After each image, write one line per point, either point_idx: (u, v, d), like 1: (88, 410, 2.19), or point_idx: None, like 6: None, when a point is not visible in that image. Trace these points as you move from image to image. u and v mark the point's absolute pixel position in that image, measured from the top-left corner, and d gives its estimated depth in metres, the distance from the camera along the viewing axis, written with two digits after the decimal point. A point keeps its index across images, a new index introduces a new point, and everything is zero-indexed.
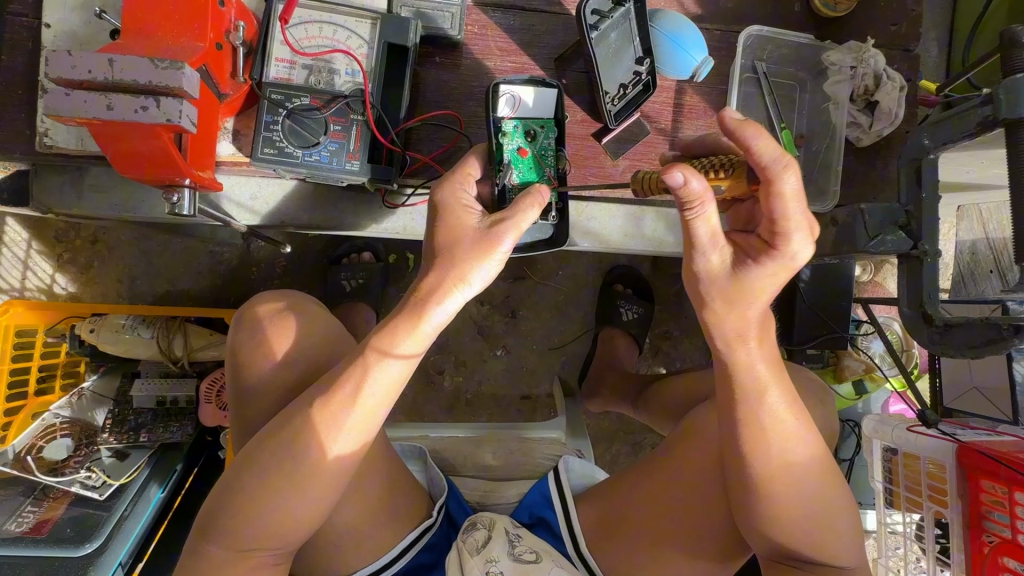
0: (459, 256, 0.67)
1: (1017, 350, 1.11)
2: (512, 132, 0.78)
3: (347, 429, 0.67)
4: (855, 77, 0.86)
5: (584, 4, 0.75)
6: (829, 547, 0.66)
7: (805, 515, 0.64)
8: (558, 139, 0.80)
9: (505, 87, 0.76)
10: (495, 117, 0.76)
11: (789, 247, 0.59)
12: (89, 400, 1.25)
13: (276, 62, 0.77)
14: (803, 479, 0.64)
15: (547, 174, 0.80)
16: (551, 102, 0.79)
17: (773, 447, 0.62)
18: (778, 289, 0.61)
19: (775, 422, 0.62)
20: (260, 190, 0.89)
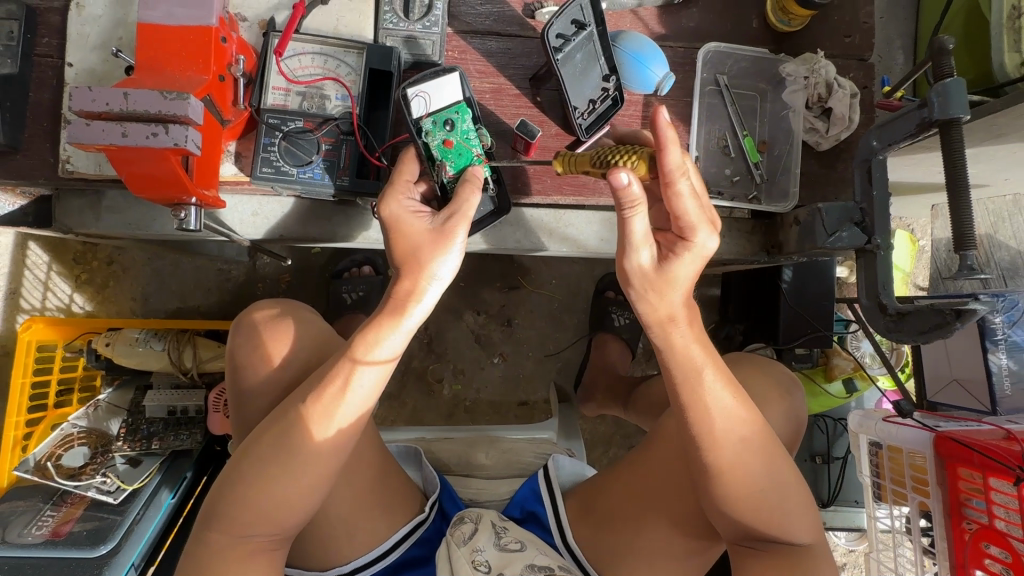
0: (428, 256, 0.74)
1: (991, 341, 1.14)
2: (433, 127, 0.85)
3: (339, 418, 0.73)
4: (809, 86, 0.93)
5: (548, 29, 0.82)
6: (777, 516, 0.73)
7: (755, 489, 0.72)
8: (473, 117, 0.87)
9: (412, 89, 0.84)
10: (413, 121, 0.84)
11: (694, 237, 0.70)
12: (104, 410, 1.32)
13: (273, 90, 0.85)
14: (751, 454, 0.71)
15: (475, 154, 0.87)
16: (457, 86, 0.86)
17: (722, 426, 0.70)
18: (695, 276, 0.72)
19: (720, 404, 0.70)
20: (261, 207, 0.97)
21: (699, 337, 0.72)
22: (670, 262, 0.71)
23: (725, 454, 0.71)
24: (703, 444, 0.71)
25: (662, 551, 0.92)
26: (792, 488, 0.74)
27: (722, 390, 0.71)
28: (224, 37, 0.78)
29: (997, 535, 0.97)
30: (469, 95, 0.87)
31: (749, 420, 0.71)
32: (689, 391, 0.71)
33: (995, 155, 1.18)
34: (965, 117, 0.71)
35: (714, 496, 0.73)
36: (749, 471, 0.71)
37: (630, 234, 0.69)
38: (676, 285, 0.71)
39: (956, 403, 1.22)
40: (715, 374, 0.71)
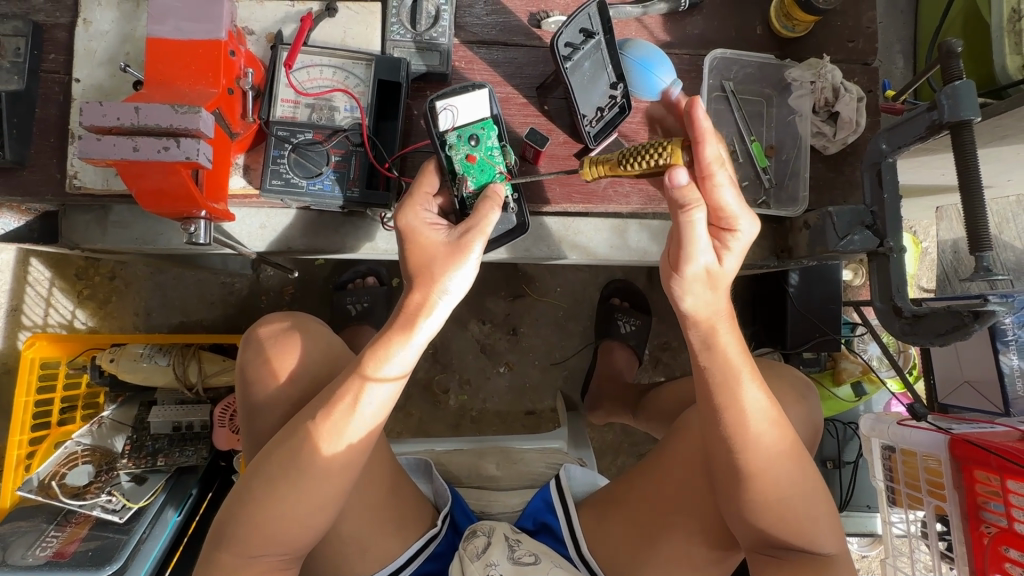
0: (441, 270, 0.74)
1: (1002, 342, 1.13)
2: (457, 142, 0.85)
3: (349, 435, 0.72)
4: (815, 90, 0.93)
5: (557, 39, 0.83)
6: (798, 528, 0.72)
7: (781, 498, 0.71)
8: (499, 134, 0.87)
9: (441, 102, 0.84)
10: (437, 132, 0.84)
11: (736, 225, 0.69)
12: (108, 427, 1.30)
13: (282, 103, 0.85)
14: (772, 462, 0.70)
15: (498, 170, 0.86)
16: (484, 103, 0.85)
17: (751, 433, 0.70)
18: (739, 260, 0.71)
19: (752, 410, 0.70)
20: (269, 219, 0.97)
21: (733, 340, 0.72)
22: (721, 256, 0.71)
23: (745, 461, 0.70)
24: (724, 452, 0.71)
25: (677, 562, 0.90)
26: (814, 496, 0.73)
27: (745, 395, 0.70)
28: (233, 50, 0.78)
29: (1016, 538, 0.96)
30: (496, 111, 0.86)
31: (774, 427, 0.71)
32: (711, 396, 0.71)
33: (999, 156, 1.18)
34: (976, 119, 0.71)
35: (733, 503, 0.73)
36: (770, 480, 0.70)
37: (692, 238, 0.67)
38: (725, 277, 0.71)
39: (968, 405, 1.21)
40: (742, 380, 0.70)
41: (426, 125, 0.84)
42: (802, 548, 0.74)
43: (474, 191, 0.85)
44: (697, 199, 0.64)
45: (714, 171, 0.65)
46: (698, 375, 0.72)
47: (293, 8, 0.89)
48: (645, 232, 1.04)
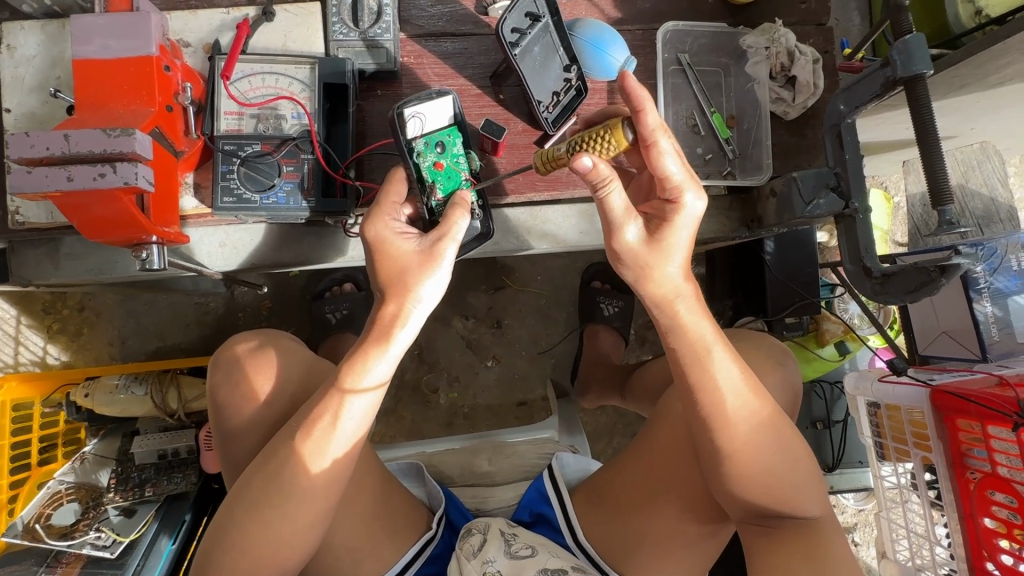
0: (414, 279, 0.73)
1: (975, 291, 1.14)
2: (425, 149, 0.83)
3: (334, 450, 0.71)
4: (770, 56, 0.91)
5: (502, 25, 0.80)
6: (789, 496, 0.73)
7: (769, 470, 0.71)
8: (465, 142, 0.86)
9: (409, 109, 0.81)
10: (406, 140, 0.82)
11: (681, 198, 0.70)
12: (92, 462, 1.27)
13: (225, 116, 0.81)
14: (757, 433, 0.71)
15: (465, 177, 0.86)
16: (448, 109, 0.84)
17: (728, 408, 0.70)
18: (691, 238, 0.71)
19: (725, 386, 0.70)
20: (228, 236, 0.93)
21: (704, 320, 0.71)
22: (663, 231, 0.71)
23: (729, 437, 0.70)
24: (705, 429, 0.71)
25: (671, 539, 0.91)
26: (802, 462, 0.74)
27: (722, 371, 0.70)
28: (167, 65, 0.75)
29: (1001, 481, 0.97)
30: (460, 118, 0.85)
31: (756, 397, 0.71)
32: (689, 378, 0.70)
33: (959, 106, 1.19)
34: (928, 72, 0.70)
35: (722, 479, 0.73)
36: (759, 451, 0.71)
37: (614, 212, 0.70)
38: (672, 249, 0.71)
39: (947, 354, 1.23)
40: (718, 356, 0.70)
41: (394, 132, 0.82)
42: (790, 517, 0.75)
43: (441, 198, 0.84)
44: (607, 177, 0.68)
45: (654, 140, 0.67)
46: (670, 357, 0.72)
47: (228, 15, 0.86)
48: None
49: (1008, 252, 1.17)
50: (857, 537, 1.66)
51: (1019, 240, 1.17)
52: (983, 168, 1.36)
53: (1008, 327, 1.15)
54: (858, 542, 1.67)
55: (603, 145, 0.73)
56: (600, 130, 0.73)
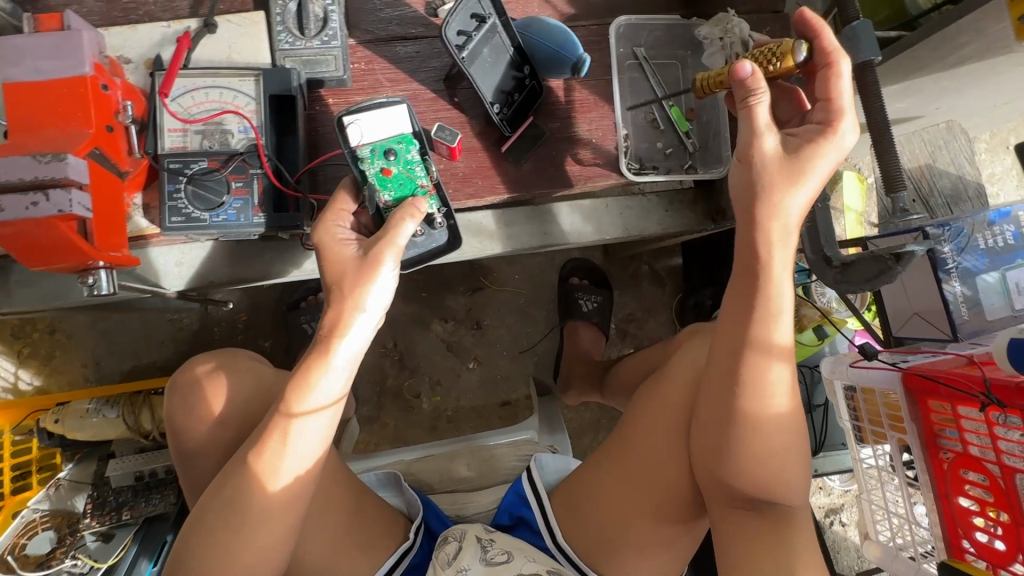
0: (351, 288, 0.72)
1: (943, 272, 1.15)
2: (371, 155, 0.81)
3: (287, 469, 0.70)
4: (726, 46, 0.89)
5: (447, 31, 0.79)
6: (784, 484, 0.73)
7: (774, 454, 0.71)
8: (420, 150, 0.83)
9: (349, 117, 0.80)
10: (349, 148, 0.81)
11: (838, 126, 0.69)
12: (66, 489, 1.25)
13: (169, 133, 0.79)
14: (776, 415, 0.70)
15: (421, 184, 0.83)
16: (402, 118, 0.82)
17: (768, 383, 0.69)
18: (829, 166, 0.68)
19: (775, 356, 0.69)
20: (185, 255, 0.92)
21: (790, 270, 0.69)
22: (806, 152, 0.68)
23: (756, 406, 0.70)
24: (741, 403, 0.70)
25: (650, 535, 0.91)
26: (801, 451, 0.74)
27: (783, 327, 0.69)
28: (105, 83, 0.73)
29: (973, 460, 0.98)
30: (417, 127, 0.84)
31: (790, 378, 0.70)
32: (753, 330, 0.69)
33: (921, 87, 1.19)
34: (876, 59, 0.71)
35: (730, 462, 0.72)
36: (775, 434, 0.71)
37: (754, 124, 0.69)
38: (809, 171, 0.67)
39: (920, 335, 1.24)
40: (779, 324, 0.69)
41: (338, 141, 0.81)
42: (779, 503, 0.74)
43: (391, 204, 0.82)
44: (756, 81, 0.68)
45: (839, 56, 0.68)
46: (727, 322, 0.71)
47: (168, 29, 0.84)
48: (575, 212, 1.01)
49: (974, 231, 1.17)
50: (844, 517, 1.68)
51: (983, 219, 1.17)
52: (951, 147, 1.37)
53: (976, 305, 1.16)
54: (845, 522, 1.68)
55: (769, 59, 0.73)
56: (769, 48, 0.73)
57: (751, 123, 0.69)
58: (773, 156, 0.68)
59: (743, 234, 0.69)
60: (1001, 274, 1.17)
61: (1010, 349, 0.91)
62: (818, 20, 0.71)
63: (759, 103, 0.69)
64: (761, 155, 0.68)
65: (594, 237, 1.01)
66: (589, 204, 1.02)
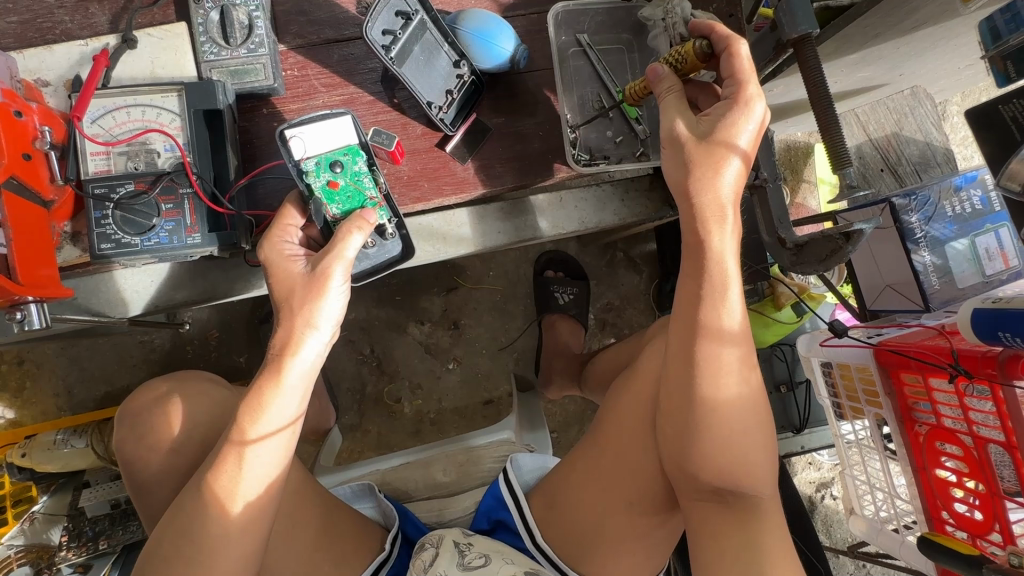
0: (301, 303, 0.69)
1: (911, 243, 1.13)
2: (317, 168, 0.78)
3: (244, 493, 0.67)
4: (668, 28, 0.84)
5: (370, 33, 0.77)
6: (752, 476, 0.70)
7: (737, 444, 0.69)
8: (368, 161, 0.80)
9: (290, 130, 0.77)
10: (294, 162, 0.77)
11: (750, 102, 0.68)
12: (41, 522, 1.21)
13: (92, 156, 0.76)
14: (735, 404, 0.69)
15: (370, 196, 0.80)
16: (348, 129, 0.79)
17: (722, 373, 0.68)
18: (744, 138, 0.67)
19: (726, 345, 0.67)
20: (128, 280, 0.89)
21: (734, 253, 0.67)
22: (722, 129, 0.67)
23: (714, 390, 0.68)
24: (696, 394, 0.68)
25: (627, 531, 0.89)
26: (766, 440, 0.71)
27: (733, 307, 0.67)
28: (18, 109, 0.70)
29: (948, 433, 0.96)
30: (364, 138, 0.80)
31: (745, 366, 0.69)
32: (700, 311, 0.67)
33: (879, 55, 1.16)
34: (816, 32, 0.69)
35: (696, 455, 0.70)
36: (737, 423, 0.69)
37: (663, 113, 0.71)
38: (723, 145, 0.66)
39: (894, 307, 1.23)
40: (728, 312, 0.67)
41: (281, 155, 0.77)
42: (749, 494, 0.71)
43: (339, 217, 0.79)
44: (656, 78, 0.73)
45: (730, 38, 0.69)
46: (679, 312, 0.69)
47: (87, 47, 0.80)
48: (531, 208, 0.99)
49: (941, 198, 1.15)
50: (834, 491, 1.68)
51: (949, 185, 1.15)
52: (917, 113, 1.35)
53: (947, 274, 1.15)
54: (836, 496, 1.68)
55: (676, 60, 0.73)
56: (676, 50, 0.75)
57: (663, 116, 0.71)
58: (690, 138, 0.68)
59: (682, 212, 0.68)
60: (970, 241, 1.16)
61: (976, 320, 0.90)
62: (712, 22, 0.73)
63: (666, 99, 0.71)
64: (682, 138, 0.68)
65: (550, 233, 0.99)
66: (544, 198, 0.99)
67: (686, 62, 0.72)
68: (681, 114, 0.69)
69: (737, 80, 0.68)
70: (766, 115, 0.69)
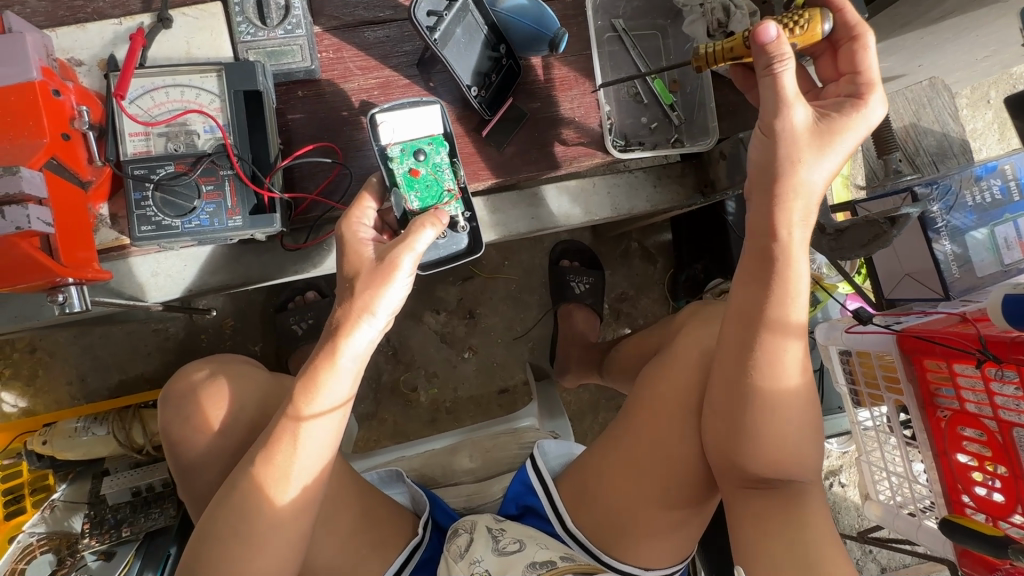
0: (363, 289, 0.68)
1: (933, 230, 1.14)
2: (401, 155, 0.79)
3: (296, 476, 0.68)
4: (706, 13, 0.86)
5: (416, 11, 0.76)
6: (794, 460, 0.71)
7: (785, 427, 0.70)
8: (449, 153, 0.82)
9: (382, 116, 0.78)
10: (380, 147, 0.79)
11: (868, 104, 0.69)
12: (62, 510, 1.22)
13: (131, 137, 0.74)
14: (786, 390, 0.70)
15: (447, 188, 0.81)
16: (435, 118, 0.81)
17: (776, 359, 0.68)
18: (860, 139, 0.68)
19: (785, 332, 0.68)
20: (160, 264, 0.88)
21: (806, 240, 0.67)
22: (833, 127, 0.67)
23: (767, 373, 0.69)
24: (750, 378, 0.69)
25: (661, 516, 0.90)
26: (810, 426, 0.72)
27: (799, 298, 0.68)
28: (56, 89, 0.69)
29: (971, 417, 0.98)
30: (449, 128, 0.82)
31: (801, 353, 0.69)
32: (760, 296, 0.68)
33: (903, 45, 1.16)
34: None
35: (744, 439, 0.71)
36: (788, 405, 0.70)
37: (782, 91, 0.64)
38: (838, 148, 0.67)
39: (913, 296, 1.24)
40: (793, 296, 0.67)
41: (370, 138, 0.79)
42: (793, 479, 0.72)
43: (417, 210, 0.80)
44: (786, 52, 0.63)
45: (865, 30, 0.71)
46: (740, 295, 0.70)
47: (120, 26, 0.79)
48: (562, 193, 0.99)
49: (962, 188, 1.17)
50: (843, 478, 1.71)
51: (970, 175, 1.16)
52: (935, 104, 1.36)
53: (967, 263, 1.16)
54: (845, 483, 1.71)
55: (794, 26, 0.70)
56: (794, 17, 0.70)
57: (774, 98, 0.64)
58: (806, 127, 0.66)
59: (759, 207, 0.67)
60: (989, 230, 1.17)
61: (1005, 304, 0.92)
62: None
63: (783, 76, 0.64)
64: (786, 131, 0.65)
65: (581, 219, 0.99)
66: (575, 183, 0.99)
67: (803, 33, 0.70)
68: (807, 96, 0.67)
69: (868, 82, 0.70)
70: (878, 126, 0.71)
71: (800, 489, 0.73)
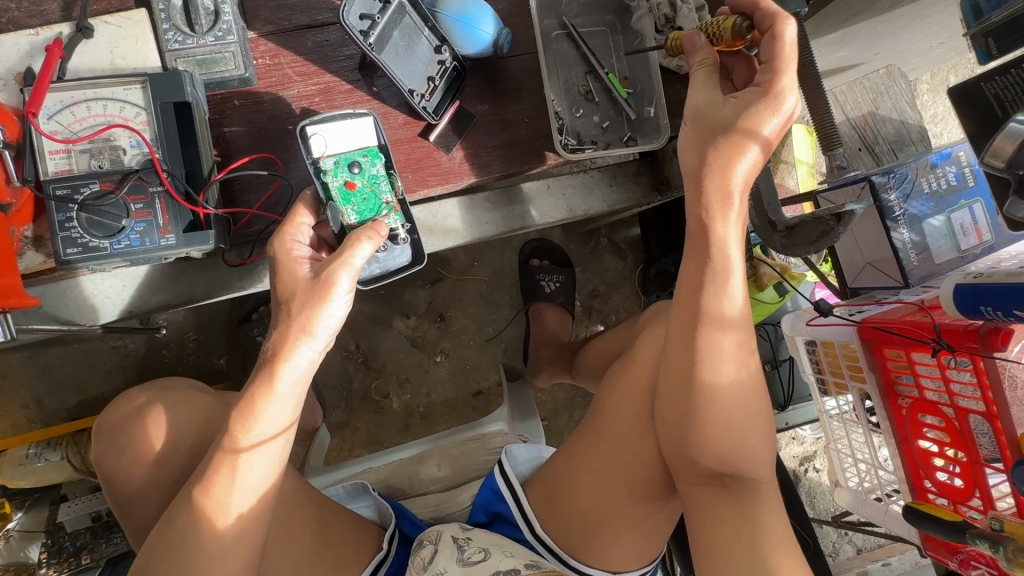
0: (299, 310, 0.66)
1: (890, 220, 1.14)
2: (335, 168, 0.77)
3: (237, 505, 0.65)
4: (653, 9, 0.88)
5: (346, 17, 0.74)
6: (742, 458, 0.71)
7: (732, 427, 0.70)
8: (387, 164, 0.80)
9: (313, 129, 0.76)
10: (312, 160, 0.76)
11: (783, 95, 0.66)
12: (18, 539, 1.15)
13: (51, 155, 0.70)
14: (734, 392, 0.70)
15: (386, 201, 0.79)
16: (369, 131, 0.78)
17: (718, 361, 0.69)
18: (773, 129, 0.66)
19: (724, 334, 0.68)
20: (98, 285, 0.84)
21: (739, 240, 0.68)
22: (744, 114, 0.66)
23: (713, 374, 0.69)
24: (694, 380, 0.69)
25: (625, 520, 0.89)
26: (759, 428, 0.72)
27: (736, 293, 0.67)
28: None
29: (930, 405, 0.99)
30: (383, 140, 0.80)
31: (745, 355, 0.70)
32: (701, 299, 0.67)
33: (857, 34, 1.16)
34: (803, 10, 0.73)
35: (694, 441, 0.71)
36: (735, 408, 0.70)
37: (692, 87, 0.70)
38: (751, 135, 0.65)
39: (874, 285, 1.25)
40: (728, 294, 0.67)
41: (300, 153, 0.76)
42: (746, 476, 0.72)
43: (356, 224, 0.78)
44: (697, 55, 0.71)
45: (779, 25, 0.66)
46: (680, 300, 0.70)
47: (37, 37, 0.75)
48: (517, 197, 0.97)
49: (918, 175, 1.17)
50: (817, 464, 1.73)
51: (925, 162, 1.17)
52: (892, 92, 1.35)
53: (924, 250, 1.17)
54: (819, 468, 1.73)
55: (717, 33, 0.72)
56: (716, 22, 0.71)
57: (690, 92, 0.70)
58: (713, 120, 0.67)
59: (692, 197, 0.68)
60: (946, 217, 1.19)
61: (958, 295, 0.92)
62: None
63: (695, 73, 0.71)
64: (700, 122, 0.68)
65: (539, 221, 0.98)
66: (531, 186, 0.98)
67: (723, 38, 0.70)
68: (709, 91, 0.69)
69: (773, 66, 0.66)
70: (796, 110, 0.67)
71: (757, 489, 0.72)
